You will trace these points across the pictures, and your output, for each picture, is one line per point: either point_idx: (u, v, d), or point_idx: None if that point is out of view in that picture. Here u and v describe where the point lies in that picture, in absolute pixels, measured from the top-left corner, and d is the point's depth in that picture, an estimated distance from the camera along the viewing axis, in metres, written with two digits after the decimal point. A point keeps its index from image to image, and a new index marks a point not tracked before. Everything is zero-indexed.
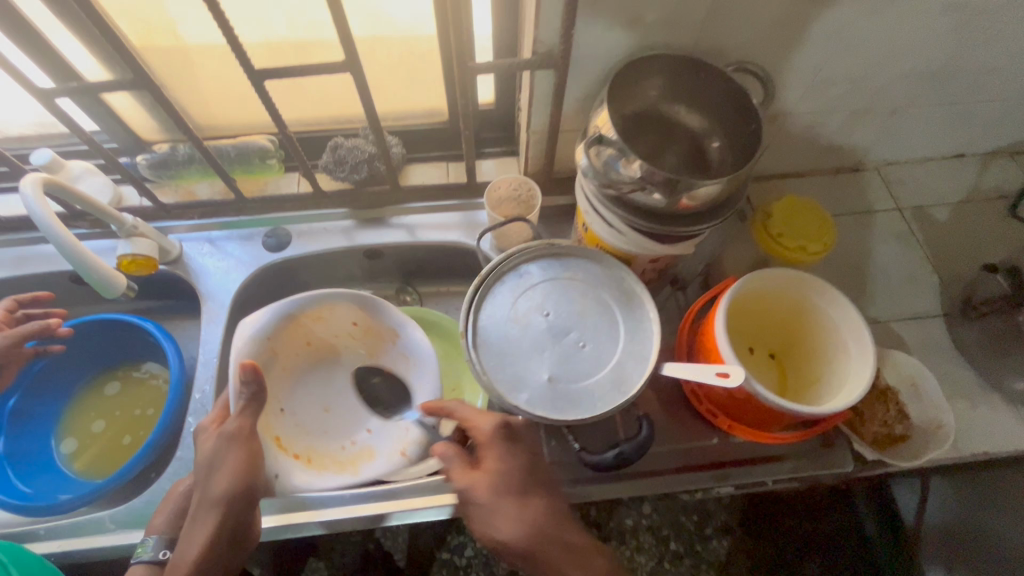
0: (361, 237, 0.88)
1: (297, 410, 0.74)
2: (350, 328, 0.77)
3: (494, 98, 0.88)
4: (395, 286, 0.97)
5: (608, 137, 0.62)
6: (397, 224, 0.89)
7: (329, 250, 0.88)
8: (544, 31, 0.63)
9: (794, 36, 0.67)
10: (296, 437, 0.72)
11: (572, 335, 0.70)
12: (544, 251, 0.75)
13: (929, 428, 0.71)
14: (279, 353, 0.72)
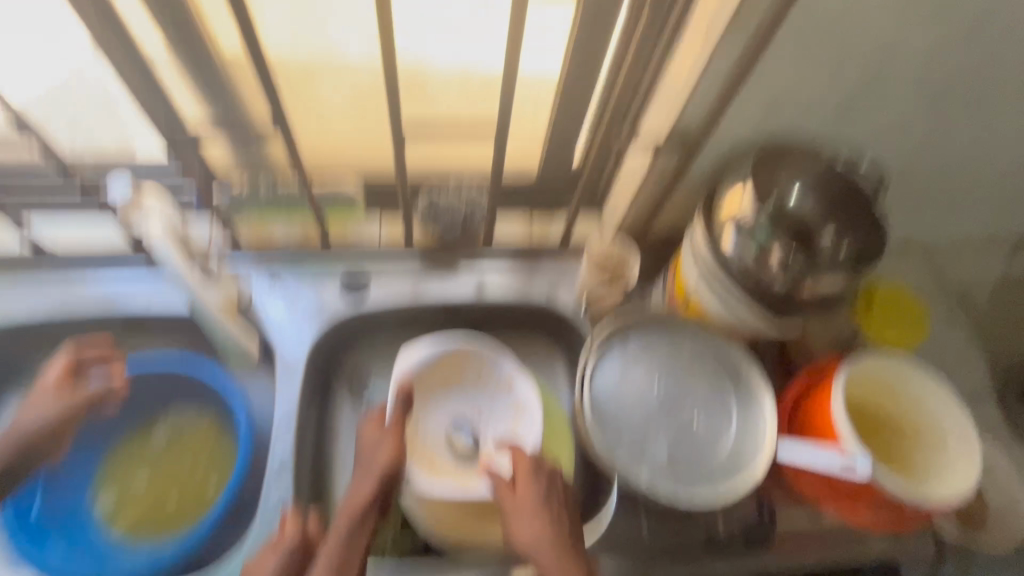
0: (428, 288, 0.86)
1: (431, 426, 0.79)
2: (476, 374, 0.81)
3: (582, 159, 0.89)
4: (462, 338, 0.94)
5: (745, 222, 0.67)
6: (467, 276, 0.88)
7: (398, 301, 0.86)
8: (687, 112, 0.67)
9: (896, 135, 0.74)
10: (423, 450, 0.76)
11: (686, 412, 0.70)
12: (648, 319, 0.76)
13: (1009, 508, 0.74)
14: (423, 384, 0.79)
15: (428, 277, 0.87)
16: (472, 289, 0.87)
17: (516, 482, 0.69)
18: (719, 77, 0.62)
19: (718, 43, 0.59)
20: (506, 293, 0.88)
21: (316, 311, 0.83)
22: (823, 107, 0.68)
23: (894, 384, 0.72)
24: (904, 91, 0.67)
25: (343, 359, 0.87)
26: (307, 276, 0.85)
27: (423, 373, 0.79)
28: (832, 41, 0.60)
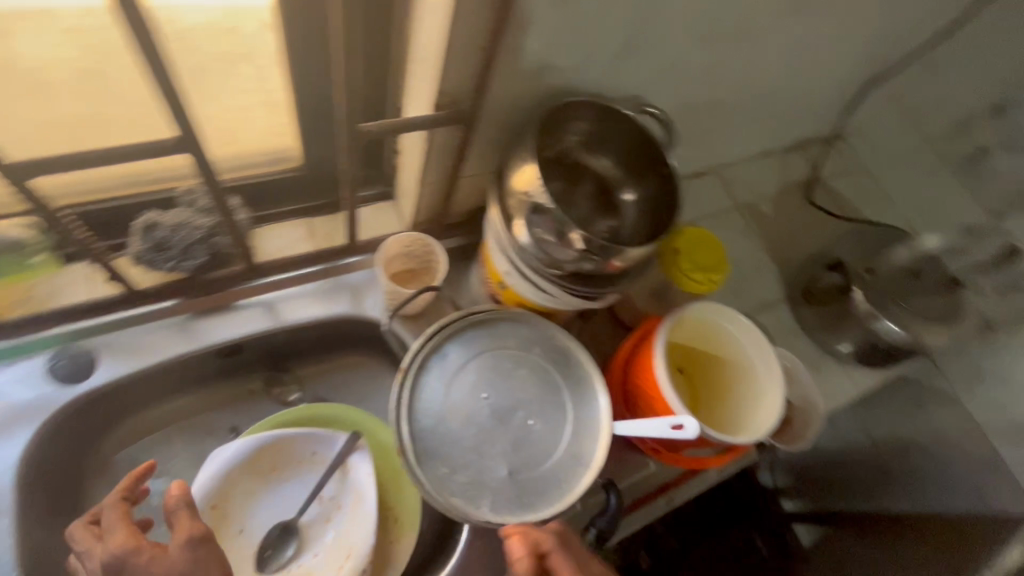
0: (202, 334, 0.69)
1: (253, 533, 0.69)
2: (309, 456, 0.72)
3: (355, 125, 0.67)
4: (264, 377, 0.77)
5: (541, 204, 0.56)
6: (250, 305, 0.71)
7: (163, 360, 0.68)
8: (449, 82, 0.55)
9: (678, 76, 0.69)
10: (240, 564, 0.67)
11: (519, 414, 0.63)
12: (461, 324, 0.66)
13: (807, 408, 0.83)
14: (243, 481, 0.69)
15: (202, 317, 0.70)
16: (253, 324, 0.71)
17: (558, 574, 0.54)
18: (472, 37, 0.50)
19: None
20: (305, 316, 0.72)
21: (26, 409, 0.62)
22: (601, 57, 0.59)
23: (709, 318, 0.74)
24: (679, 28, 0.61)
25: (98, 442, 0.70)
26: (12, 363, 0.64)
27: (230, 481, 0.69)
28: None
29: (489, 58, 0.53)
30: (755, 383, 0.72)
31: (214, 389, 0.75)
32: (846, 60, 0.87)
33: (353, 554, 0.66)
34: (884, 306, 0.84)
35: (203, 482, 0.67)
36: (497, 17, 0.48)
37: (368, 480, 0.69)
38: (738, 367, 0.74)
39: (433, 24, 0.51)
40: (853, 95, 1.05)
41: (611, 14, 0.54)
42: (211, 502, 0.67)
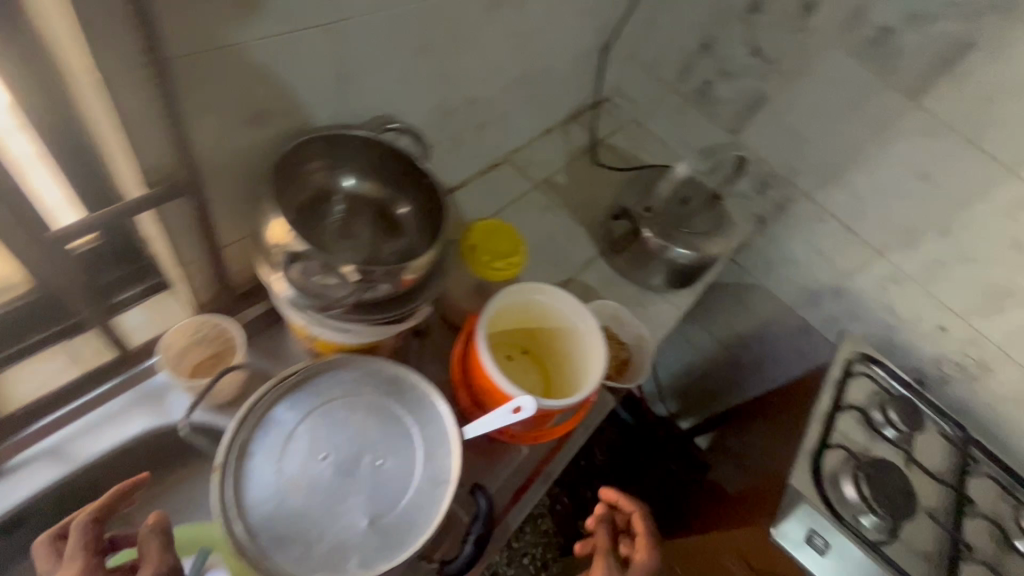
0: None
1: None
2: None
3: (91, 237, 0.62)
4: None
5: (300, 250, 0.54)
6: (30, 460, 0.64)
7: None
8: (150, 158, 0.50)
9: (415, 87, 0.71)
10: None
11: (363, 459, 0.61)
12: (278, 391, 0.62)
13: (639, 343, 0.92)
14: None
15: None
16: (46, 471, 0.64)
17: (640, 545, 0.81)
18: (148, 108, 0.47)
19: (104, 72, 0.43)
20: (100, 448, 0.65)
21: None
22: (320, 89, 0.59)
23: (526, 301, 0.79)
24: (390, 47, 0.62)
25: None
26: None
27: None
28: (260, 23, 0.49)
29: (181, 124, 0.49)
30: (570, 329, 0.80)
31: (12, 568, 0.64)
32: (569, 35, 0.98)
33: None
34: (669, 236, 0.95)
35: None
36: (162, 83, 0.45)
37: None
38: (552, 322, 0.81)
39: (100, 105, 0.46)
40: (597, 62, 1.18)
41: (301, 50, 0.54)
42: None
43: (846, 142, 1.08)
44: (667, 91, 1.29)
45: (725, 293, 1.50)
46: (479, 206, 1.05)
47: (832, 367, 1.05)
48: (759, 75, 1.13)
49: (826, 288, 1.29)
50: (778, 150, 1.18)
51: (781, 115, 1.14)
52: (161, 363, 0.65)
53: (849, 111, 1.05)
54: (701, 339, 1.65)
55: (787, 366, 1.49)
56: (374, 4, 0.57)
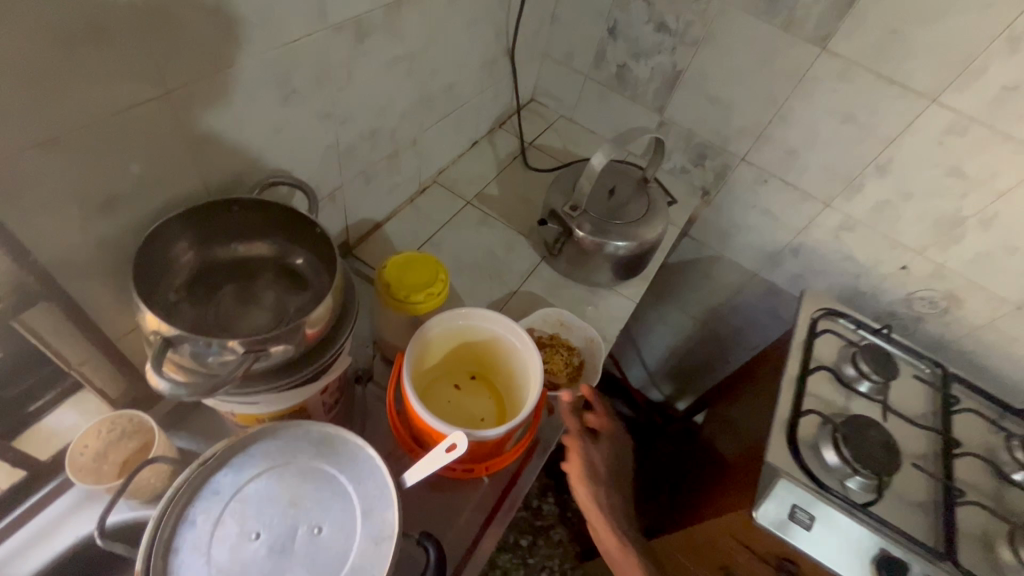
0: None
1: None
2: None
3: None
4: None
5: (174, 335, 0.51)
6: None
7: None
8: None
9: (294, 136, 0.68)
10: None
11: (299, 530, 0.59)
12: (200, 476, 0.60)
13: (589, 344, 0.90)
14: None
15: None
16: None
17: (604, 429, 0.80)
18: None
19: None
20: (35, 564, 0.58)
21: None
22: (178, 163, 0.56)
23: (462, 329, 0.77)
24: (249, 105, 0.59)
25: None
26: None
27: None
28: (75, 111, 0.44)
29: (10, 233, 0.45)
30: (500, 344, 0.78)
31: None
32: (464, 48, 0.96)
33: None
34: (603, 232, 0.93)
35: None
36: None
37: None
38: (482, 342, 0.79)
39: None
40: (506, 67, 1.15)
41: (139, 129, 0.50)
42: None
43: (768, 100, 1.06)
44: (586, 81, 1.27)
45: (687, 271, 1.47)
46: (410, 235, 1.02)
47: (796, 331, 1.03)
48: (669, 49, 1.11)
49: (782, 248, 1.26)
50: (705, 121, 1.17)
51: (699, 84, 1.12)
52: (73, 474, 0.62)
53: (764, 68, 1.03)
54: (676, 319, 1.62)
55: (764, 331, 1.46)
56: (213, 65, 0.53)
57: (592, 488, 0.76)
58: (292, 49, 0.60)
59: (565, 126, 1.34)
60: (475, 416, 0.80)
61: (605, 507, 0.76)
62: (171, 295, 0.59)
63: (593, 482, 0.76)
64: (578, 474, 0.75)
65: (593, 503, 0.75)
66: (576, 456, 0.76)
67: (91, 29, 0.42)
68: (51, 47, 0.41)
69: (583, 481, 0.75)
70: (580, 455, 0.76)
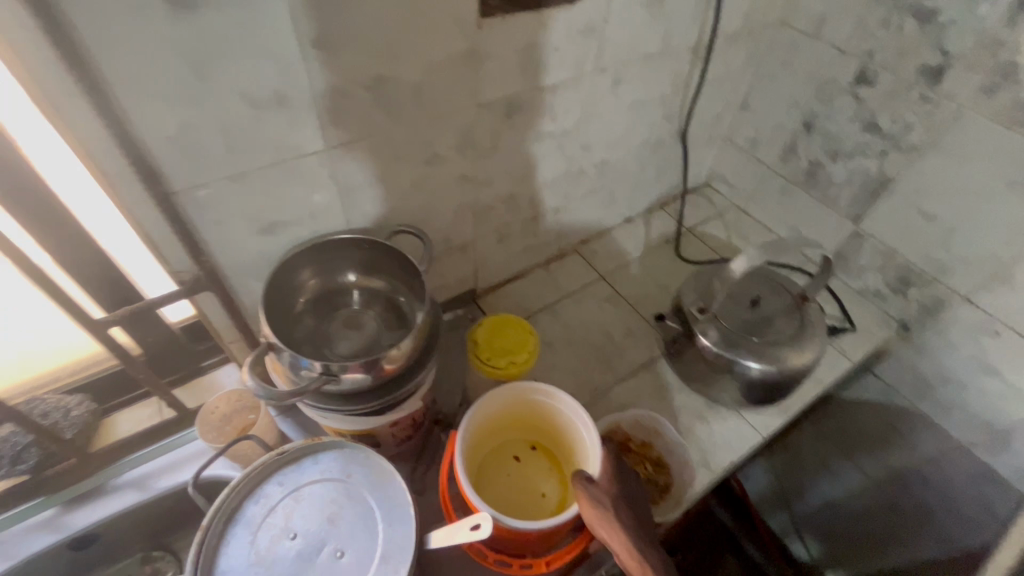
0: (69, 525, 0.74)
1: None
2: None
3: (192, 311, 0.80)
4: (145, 551, 0.82)
5: (276, 346, 0.61)
6: (120, 488, 0.77)
7: (27, 560, 0.72)
8: (172, 260, 0.62)
9: (431, 194, 0.77)
10: None
11: (326, 549, 0.62)
12: (275, 463, 0.69)
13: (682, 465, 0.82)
14: None
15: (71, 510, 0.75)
16: (131, 496, 0.76)
17: (616, 467, 0.68)
18: (162, 224, 0.58)
19: (128, 202, 0.55)
20: (165, 485, 0.77)
21: None
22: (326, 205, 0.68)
23: (516, 402, 0.76)
24: (394, 161, 0.69)
25: None
26: None
27: None
28: (256, 153, 0.58)
29: (191, 232, 0.60)
30: (544, 407, 0.76)
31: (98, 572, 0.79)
32: (627, 129, 0.96)
33: None
34: (734, 345, 0.81)
35: None
36: (169, 206, 0.56)
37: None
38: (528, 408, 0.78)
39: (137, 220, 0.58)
40: (677, 150, 1.11)
41: (300, 172, 0.62)
42: None
43: (1013, 230, 0.81)
44: (770, 175, 1.15)
45: (865, 416, 1.17)
46: (532, 298, 1.04)
47: (996, 551, 0.73)
48: (877, 153, 0.94)
49: (1012, 426, 0.92)
50: (916, 240, 0.94)
51: (913, 197, 0.92)
52: (201, 429, 0.76)
53: (1011, 188, 0.79)
54: (843, 474, 1.27)
55: (971, 529, 1.06)
56: (369, 128, 0.63)
57: (618, 524, 0.61)
58: (438, 120, 0.69)
59: (736, 218, 1.23)
60: (536, 491, 0.77)
61: (642, 544, 0.61)
62: (299, 304, 0.71)
63: (607, 514, 0.62)
64: (596, 519, 0.62)
65: (631, 543, 0.60)
66: (583, 498, 0.64)
67: (278, 100, 0.55)
68: (247, 112, 0.54)
69: (602, 520, 0.62)
70: (585, 492, 0.64)
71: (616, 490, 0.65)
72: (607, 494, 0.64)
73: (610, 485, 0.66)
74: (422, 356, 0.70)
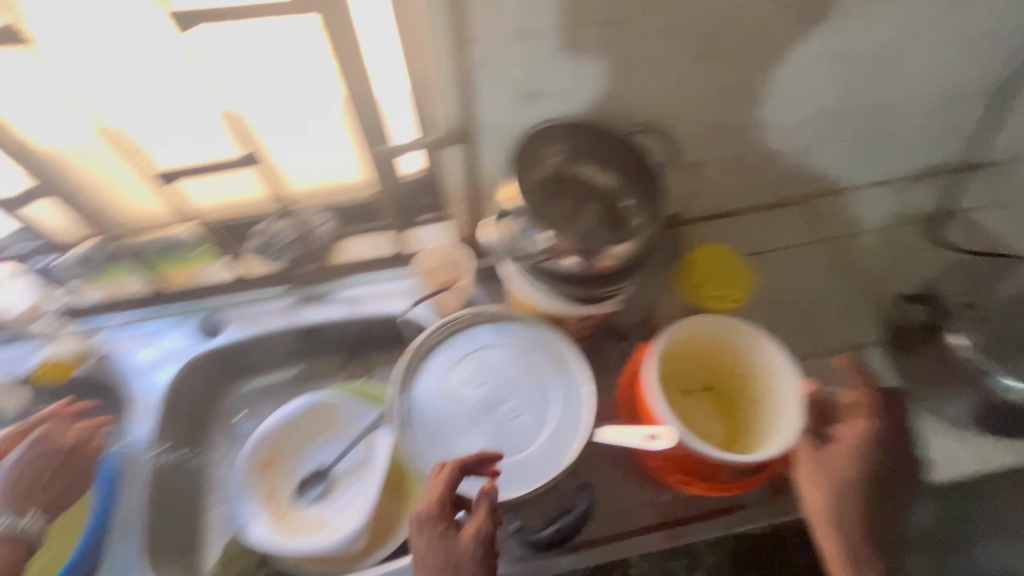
0: (302, 315, 0.89)
1: (300, 473, 0.79)
2: (349, 424, 0.81)
3: (425, 165, 0.87)
4: (338, 361, 0.94)
5: (513, 210, 0.65)
6: (341, 300, 0.90)
7: (267, 331, 0.88)
8: (441, 106, 0.66)
9: (687, 95, 0.72)
10: (282, 495, 0.78)
11: (505, 405, 0.69)
12: (473, 319, 0.74)
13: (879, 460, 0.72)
14: (298, 431, 0.81)
15: (304, 305, 0.90)
16: (350, 309, 0.90)
17: (840, 436, 0.71)
18: (448, 63, 0.61)
19: (432, 36, 0.58)
20: (373, 310, 0.89)
21: (180, 353, 0.86)
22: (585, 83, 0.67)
23: (706, 337, 0.73)
24: (669, 47, 0.64)
25: (220, 392, 0.90)
26: (176, 317, 0.88)
27: (292, 429, 0.80)
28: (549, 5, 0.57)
29: (469, 80, 0.64)
30: (733, 347, 0.73)
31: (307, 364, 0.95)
32: (941, 65, 0.77)
33: (359, 512, 0.75)
34: (995, 355, 0.68)
35: (269, 425, 0.79)
36: (463, 49, 0.60)
37: (388, 451, 0.77)
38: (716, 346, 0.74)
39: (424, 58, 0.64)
40: (995, 108, 0.87)
41: (578, 38, 0.61)
42: (270, 441, 0.79)
43: None
44: None
45: None
46: (753, 238, 0.91)
47: None
48: None
49: None
50: None
51: None
52: (419, 271, 0.86)
53: None
54: None
55: None
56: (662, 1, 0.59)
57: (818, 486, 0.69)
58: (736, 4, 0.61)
59: None
60: (701, 430, 0.74)
61: (838, 510, 0.68)
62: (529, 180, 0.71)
63: (810, 475, 0.69)
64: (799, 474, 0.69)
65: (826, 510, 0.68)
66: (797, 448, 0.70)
67: None
68: None
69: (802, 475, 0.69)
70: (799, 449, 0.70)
71: (829, 457, 0.70)
72: (814, 458, 0.70)
73: (825, 450, 0.70)
74: (635, 261, 0.69)
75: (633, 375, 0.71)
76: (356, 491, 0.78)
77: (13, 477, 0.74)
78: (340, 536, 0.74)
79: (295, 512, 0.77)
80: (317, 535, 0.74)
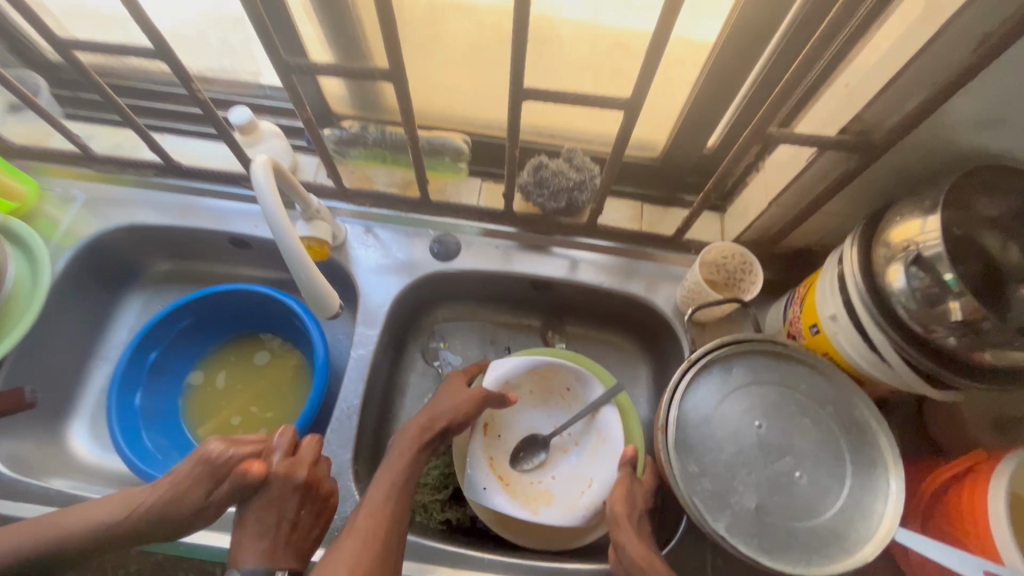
0: (519, 262, 0.81)
1: (512, 439, 0.76)
2: (564, 393, 0.77)
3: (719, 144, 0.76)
4: (542, 319, 0.89)
5: (934, 259, 0.50)
6: (559, 256, 0.81)
7: (483, 269, 0.81)
8: (874, 111, 0.52)
9: None
10: (501, 459, 0.74)
11: (788, 459, 0.60)
12: (762, 348, 0.65)
13: None
14: (518, 390, 0.76)
15: (520, 250, 0.82)
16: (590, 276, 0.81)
17: None
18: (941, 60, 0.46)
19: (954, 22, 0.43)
20: (594, 280, 0.80)
21: (407, 267, 0.80)
22: None
23: None
24: None
25: (427, 312, 0.87)
26: (401, 228, 0.82)
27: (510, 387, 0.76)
28: None
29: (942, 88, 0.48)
30: None
31: (515, 312, 0.89)
32: None
33: (596, 484, 0.71)
34: None
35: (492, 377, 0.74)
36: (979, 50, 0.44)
37: (616, 424, 0.73)
38: None
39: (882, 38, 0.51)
40: None
41: None
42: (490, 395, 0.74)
43: None
44: None
45: None
46: None
47: None
48: None
49: None
50: None
51: None
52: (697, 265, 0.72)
53: None
54: None
55: None
56: None
57: None
58: None
59: None
60: None
61: None
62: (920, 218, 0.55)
63: None
64: None
65: None
66: None
67: None
68: None
69: None
70: None
71: None
72: None
73: None
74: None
75: (946, 481, 0.59)
76: (580, 466, 0.74)
77: (279, 540, 0.56)
78: (583, 510, 0.69)
79: (520, 478, 0.73)
80: (555, 508, 0.71)
